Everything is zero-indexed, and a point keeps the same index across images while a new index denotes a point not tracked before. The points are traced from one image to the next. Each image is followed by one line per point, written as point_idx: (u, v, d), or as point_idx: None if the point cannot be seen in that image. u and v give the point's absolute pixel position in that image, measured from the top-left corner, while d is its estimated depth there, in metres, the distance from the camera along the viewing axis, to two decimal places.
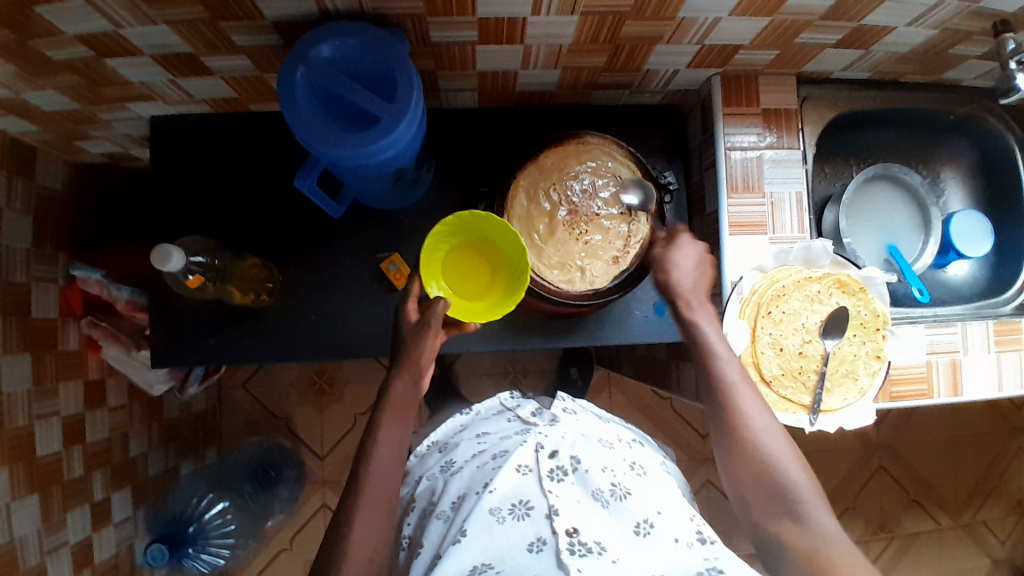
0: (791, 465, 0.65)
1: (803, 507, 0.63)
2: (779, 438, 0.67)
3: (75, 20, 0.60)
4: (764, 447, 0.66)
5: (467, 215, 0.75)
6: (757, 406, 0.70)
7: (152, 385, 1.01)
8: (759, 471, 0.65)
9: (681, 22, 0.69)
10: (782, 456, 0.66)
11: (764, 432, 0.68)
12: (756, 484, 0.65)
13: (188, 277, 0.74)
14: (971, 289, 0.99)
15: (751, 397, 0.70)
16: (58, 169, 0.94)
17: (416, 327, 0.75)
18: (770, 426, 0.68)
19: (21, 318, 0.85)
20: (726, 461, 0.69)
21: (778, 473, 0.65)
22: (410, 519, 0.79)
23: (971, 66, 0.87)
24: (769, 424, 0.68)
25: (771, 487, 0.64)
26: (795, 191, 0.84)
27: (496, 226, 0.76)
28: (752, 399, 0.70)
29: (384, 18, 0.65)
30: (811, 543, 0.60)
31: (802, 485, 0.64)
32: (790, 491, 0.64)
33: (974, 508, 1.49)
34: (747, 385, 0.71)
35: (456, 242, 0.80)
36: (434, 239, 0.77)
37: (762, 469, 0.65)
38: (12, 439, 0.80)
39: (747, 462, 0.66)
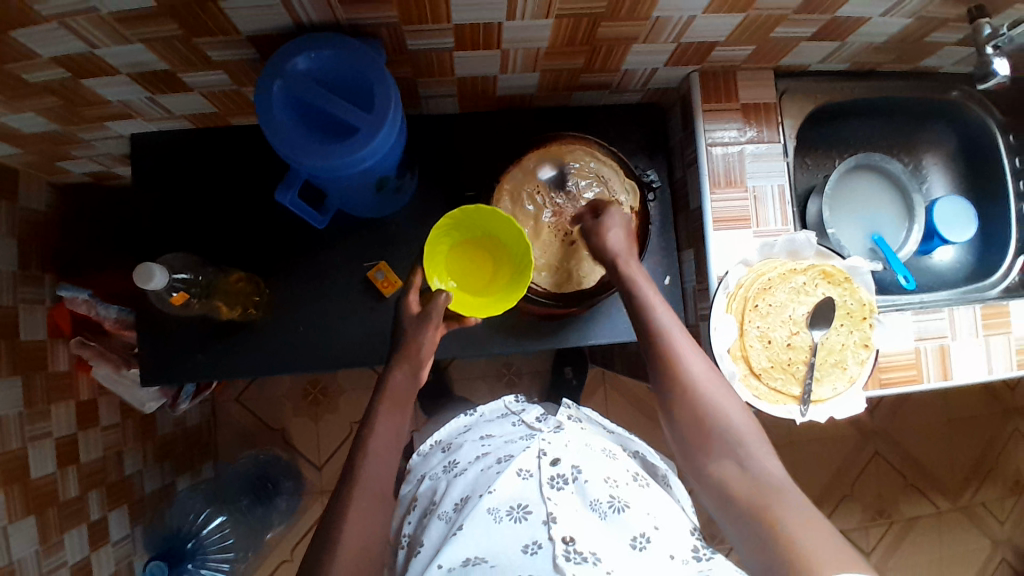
0: (734, 413, 0.65)
1: (746, 449, 0.62)
2: (721, 387, 0.67)
3: (50, 42, 0.60)
4: (708, 396, 0.66)
5: (471, 210, 0.75)
6: (699, 359, 0.69)
7: (144, 403, 1.00)
8: (703, 419, 0.65)
9: (655, 21, 0.69)
10: (724, 404, 0.65)
11: (707, 383, 0.67)
12: (699, 432, 0.65)
13: (171, 293, 0.75)
14: (957, 274, 1.00)
15: (694, 351, 0.69)
16: (41, 190, 0.94)
17: (419, 319, 0.76)
18: (712, 376, 0.68)
19: (9, 341, 0.85)
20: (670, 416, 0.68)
21: (721, 420, 0.64)
22: (411, 517, 0.80)
23: (948, 53, 0.88)
24: (711, 375, 0.68)
25: (715, 434, 0.64)
26: (777, 184, 0.85)
27: (501, 221, 0.76)
28: (695, 353, 0.69)
29: (359, 28, 0.65)
30: (751, 483, 0.59)
31: (746, 430, 0.64)
32: (733, 436, 0.63)
33: (972, 490, 1.50)
34: (688, 339, 0.70)
35: (459, 236, 0.80)
36: (438, 233, 0.76)
37: (706, 419, 0.65)
38: (6, 462, 0.80)
39: (691, 413, 0.66)
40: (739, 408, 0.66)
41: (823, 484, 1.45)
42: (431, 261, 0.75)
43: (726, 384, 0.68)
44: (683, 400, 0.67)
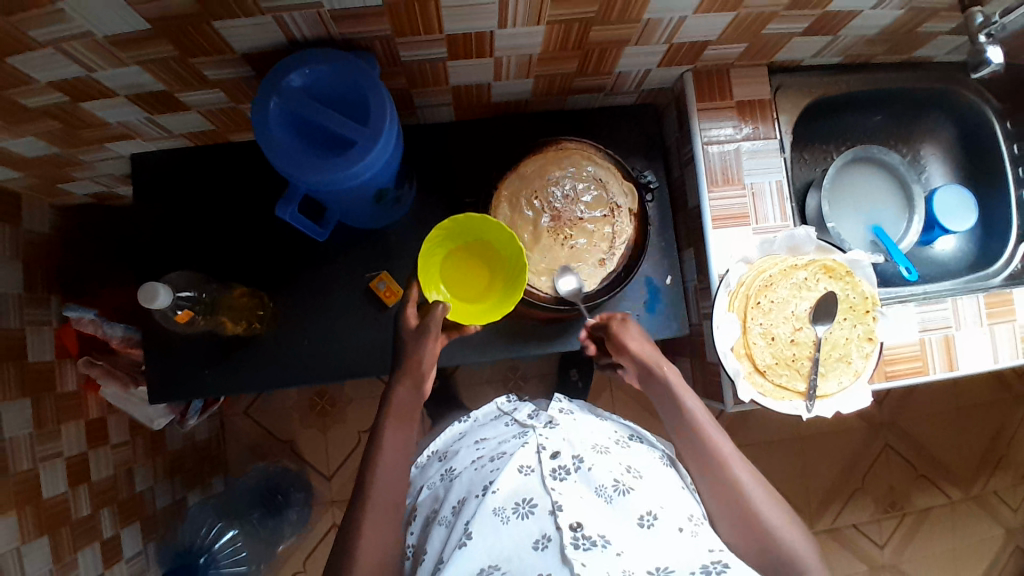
0: (795, 540, 0.66)
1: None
2: (781, 511, 0.67)
3: (48, 67, 0.61)
4: (768, 523, 0.66)
5: (461, 218, 0.77)
6: (757, 481, 0.68)
7: (152, 420, 1.02)
8: (766, 551, 0.66)
9: (647, 23, 0.69)
10: (788, 535, 0.66)
11: (764, 505, 0.67)
12: (762, 563, 0.66)
13: (176, 311, 0.75)
14: (960, 263, 0.99)
15: (744, 468, 0.69)
16: (44, 213, 0.95)
17: (417, 332, 0.75)
18: (771, 499, 0.68)
19: (17, 363, 0.85)
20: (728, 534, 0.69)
21: (786, 553, 0.65)
22: (414, 527, 0.79)
23: (941, 43, 0.88)
24: (769, 498, 0.68)
25: (780, 564, 0.65)
26: (775, 181, 0.85)
27: (492, 228, 0.77)
28: (746, 471, 0.69)
29: (353, 42, 0.66)
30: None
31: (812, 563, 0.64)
32: (801, 573, 0.64)
33: (984, 479, 1.49)
34: (740, 457, 0.70)
35: (453, 245, 0.81)
36: (431, 244, 0.78)
37: (768, 546, 0.65)
38: (17, 483, 0.80)
39: (751, 537, 0.67)
40: (801, 536, 0.66)
41: (834, 478, 1.44)
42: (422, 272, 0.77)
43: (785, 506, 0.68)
44: (744, 528, 0.67)
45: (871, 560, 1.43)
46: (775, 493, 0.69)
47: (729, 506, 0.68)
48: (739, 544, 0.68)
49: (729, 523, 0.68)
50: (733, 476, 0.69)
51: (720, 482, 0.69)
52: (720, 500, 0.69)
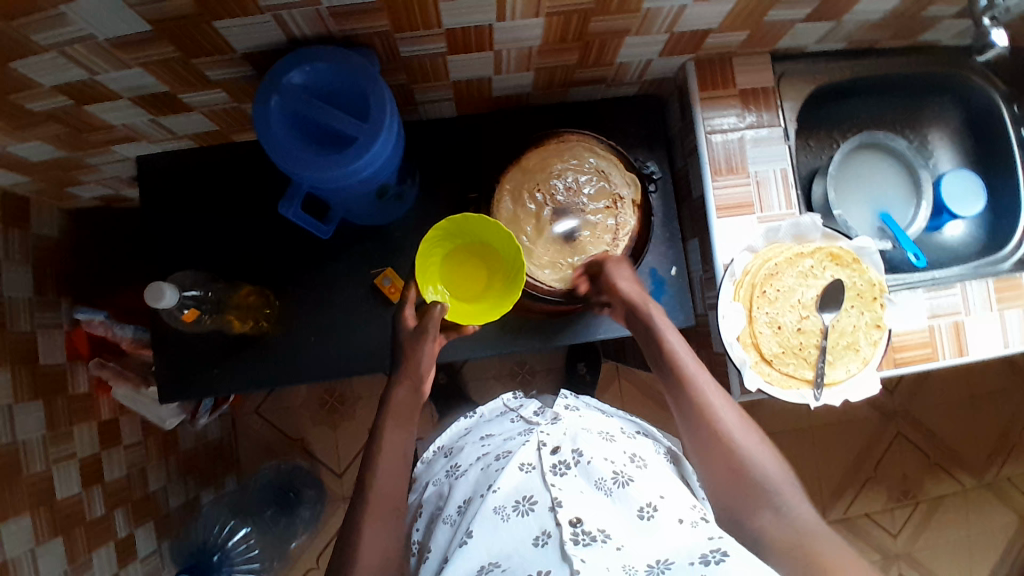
0: (765, 460, 0.66)
1: (783, 498, 0.64)
2: (753, 435, 0.68)
3: (51, 71, 0.62)
4: (739, 443, 0.67)
5: (459, 218, 0.77)
6: (729, 406, 0.70)
7: (164, 420, 1.02)
8: (737, 468, 0.66)
9: (646, 13, 0.69)
10: (758, 455, 0.66)
11: (736, 429, 0.68)
12: (731, 483, 0.66)
13: (182, 311, 0.76)
14: (969, 248, 0.98)
15: (719, 396, 0.70)
16: (52, 216, 0.96)
17: (415, 333, 0.74)
18: (743, 424, 0.69)
19: (29, 366, 0.87)
20: (698, 453, 0.69)
21: (754, 470, 0.65)
22: (419, 524, 0.80)
23: (947, 26, 0.86)
24: (741, 422, 0.69)
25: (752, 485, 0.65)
26: (779, 168, 0.84)
27: (491, 228, 0.77)
28: (719, 397, 0.70)
29: (351, 39, 0.66)
30: (788, 533, 0.61)
31: (780, 479, 0.65)
32: (768, 487, 0.64)
33: (997, 466, 1.48)
34: (714, 385, 0.71)
35: (452, 245, 0.81)
36: (428, 245, 0.78)
37: (739, 464, 0.66)
38: (32, 485, 0.81)
39: (722, 457, 0.67)
40: (771, 455, 0.67)
41: (845, 468, 1.44)
42: (421, 271, 0.77)
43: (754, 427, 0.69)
44: (716, 448, 0.68)
45: (885, 550, 1.42)
46: (747, 420, 0.69)
47: (699, 426, 0.69)
48: (708, 465, 0.68)
49: (702, 446, 0.69)
50: (709, 400, 0.69)
51: (697, 408, 0.69)
52: (695, 426, 0.69)
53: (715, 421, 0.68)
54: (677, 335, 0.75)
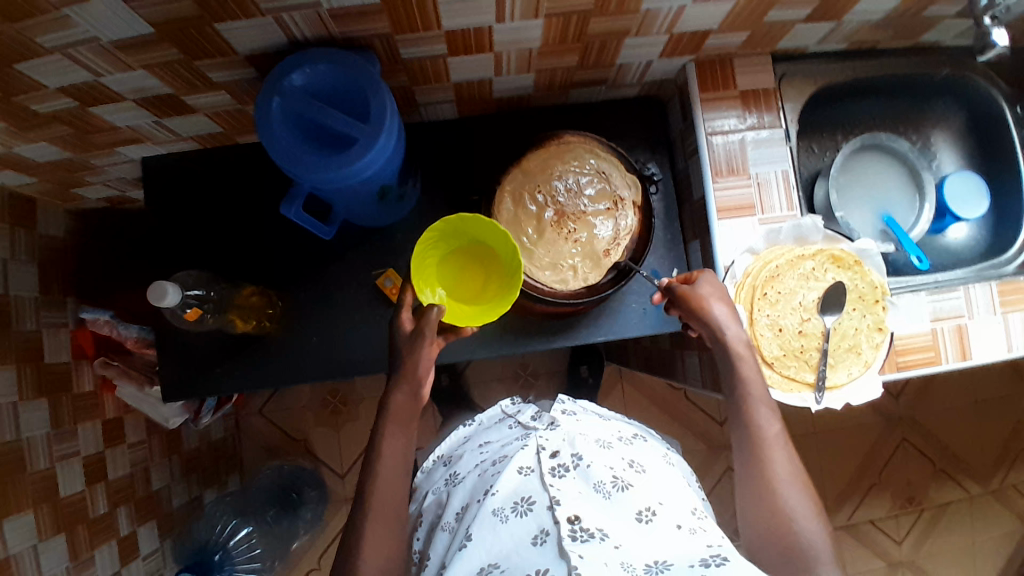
0: (808, 523, 0.65)
1: (819, 566, 0.63)
2: (803, 493, 0.66)
3: (57, 73, 0.62)
4: (786, 501, 0.65)
5: (455, 219, 0.77)
6: (791, 463, 0.68)
7: (167, 419, 1.03)
8: (778, 525, 0.65)
9: (645, 14, 0.69)
10: (803, 516, 0.65)
11: (787, 485, 0.66)
12: (770, 539, 0.65)
13: (184, 311, 0.76)
14: (971, 251, 0.98)
15: (782, 452, 0.69)
16: (58, 217, 0.97)
17: (411, 336, 0.73)
18: (797, 482, 0.67)
19: (34, 365, 0.87)
20: (746, 502, 0.68)
21: (793, 533, 0.64)
22: (420, 534, 0.80)
23: (948, 27, 0.86)
24: (797, 481, 0.67)
25: (789, 549, 0.64)
26: (781, 170, 0.84)
27: (486, 227, 0.77)
28: (785, 455, 0.69)
29: (352, 41, 0.67)
30: None
31: (819, 544, 0.64)
32: (805, 552, 0.63)
33: (1004, 472, 1.46)
34: (782, 438, 0.70)
35: (448, 247, 0.81)
36: (424, 247, 0.77)
37: (782, 521, 0.65)
38: (35, 482, 0.82)
39: (766, 510, 0.66)
40: (816, 518, 0.65)
41: (850, 473, 1.43)
42: (419, 273, 0.76)
43: (810, 489, 0.67)
44: (764, 503, 0.66)
45: (888, 556, 1.41)
46: (801, 476, 0.68)
47: (756, 478, 0.68)
48: (753, 517, 0.67)
49: (751, 495, 0.68)
50: (769, 453, 0.69)
51: (756, 457, 0.69)
52: (750, 474, 0.69)
53: (770, 474, 0.67)
54: (756, 375, 0.73)
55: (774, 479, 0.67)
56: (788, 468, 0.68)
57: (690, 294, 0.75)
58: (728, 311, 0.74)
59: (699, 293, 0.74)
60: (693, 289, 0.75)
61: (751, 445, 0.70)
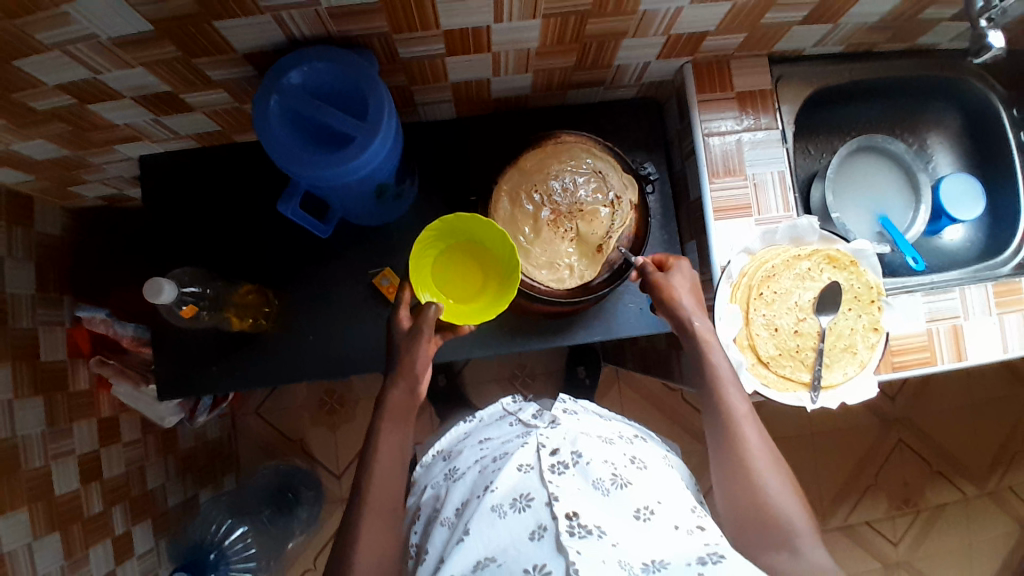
0: (785, 498, 0.65)
1: (798, 538, 0.63)
2: (776, 469, 0.67)
3: (56, 70, 0.63)
4: (759, 476, 0.66)
5: (452, 218, 0.77)
6: (762, 441, 0.69)
7: (163, 417, 1.04)
8: (756, 504, 0.65)
9: (642, 15, 0.70)
10: (777, 490, 0.65)
11: (759, 462, 0.67)
12: (747, 516, 0.65)
13: (180, 307, 0.76)
14: (967, 252, 0.98)
15: (753, 430, 0.69)
16: (56, 215, 0.97)
17: (409, 334, 0.73)
18: (771, 459, 0.68)
19: (29, 363, 0.87)
20: (723, 482, 0.68)
21: (772, 509, 0.64)
22: (417, 527, 0.79)
23: (944, 29, 0.87)
24: (770, 458, 0.68)
25: (768, 525, 0.64)
26: (777, 171, 0.85)
27: (482, 226, 0.77)
28: (756, 432, 0.69)
29: (350, 40, 0.67)
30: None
31: (796, 518, 0.64)
32: (784, 527, 0.63)
33: (999, 474, 1.46)
34: (752, 416, 0.70)
35: (446, 245, 0.81)
36: (422, 245, 0.78)
37: (757, 497, 0.65)
38: (30, 480, 0.82)
39: (740, 488, 0.66)
40: (791, 493, 0.66)
41: (847, 474, 1.43)
42: (416, 271, 0.77)
43: (783, 465, 0.68)
44: (739, 480, 0.67)
45: (885, 558, 1.41)
46: (773, 453, 0.68)
47: (729, 457, 0.68)
48: (729, 496, 0.67)
49: (726, 475, 0.68)
50: (739, 432, 0.69)
51: (728, 438, 0.69)
52: (722, 454, 0.69)
53: (742, 453, 0.68)
54: (723, 357, 0.73)
55: (749, 456, 0.67)
56: (759, 445, 0.68)
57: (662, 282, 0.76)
58: (696, 298, 0.76)
59: (669, 280, 0.76)
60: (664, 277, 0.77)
61: (722, 424, 0.70)
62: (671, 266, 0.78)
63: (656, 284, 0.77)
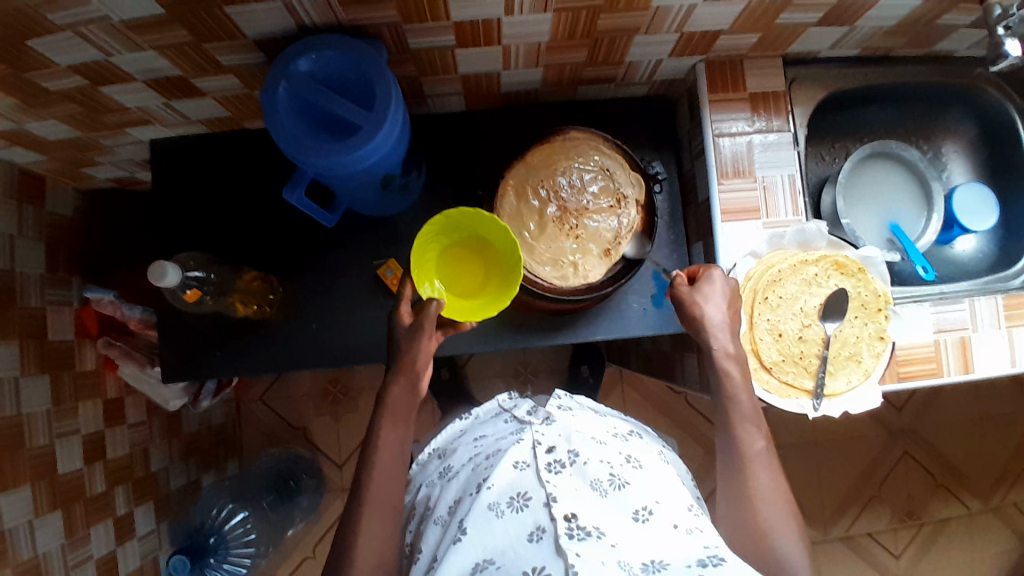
0: (790, 542, 0.65)
1: None
2: (784, 512, 0.66)
3: (67, 51, 0.63)
4: (767, 519, 0.65)
5: (454, 213, 0.77)
6: (775, 481, 0.68)
7: (168, 401, 1.03)
8: (762, 545, 0.64)
9: (655, 11, 0.69)
10: (782, 536, 0.65)
11: (768, 503, 0.66)
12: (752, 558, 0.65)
13: (183, 291, 0.77)
14: (979, 264, 0.97)
15: (768, 471, 0.69)
16: (67, 196, 0.98)
17: (411, 330, 0.73)
18: (780, 501, 0.67)
19: (36, 342, 0.88)
20: (729, 519, 0.68)
21: (775, 549, 0.64)
22: (411, 526, 0.79)
23: (962, 36, 0.85)
24: (780, 499, 0.67)
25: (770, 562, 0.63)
26: (788, 174, 0.83)
27: (486, 222, 0.77)
28: (769, 471, 0.69)
29: (361, 29, 0.67)
30: None
31: (796, 561, 0.63)
32: (782, 568, 0.63)
33: (1005, 490, 1.44)
34: (767, 455, 0.70)
35: (449, 241, 0.81)
36: (424, 240, 0.78)
37: (761, 537, 0.65)
38: (33, 457, 0.83)
39: (747, 527, 0.66)
40: (797, 539, 0.65)
41: (850, 484, 1.41)
42: (419, 266, 0.76)
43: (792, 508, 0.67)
44: (746, 518, 0.66)
45: (886, 570, 1.40)
46: (783, 495, 0.68)
47: (738, 493, 0.68)
48: (735, 533, 0.67)
49: (732, 511, 0.68)
50: (752, 469, 0.69)
51: (739, 472, 0.69)
52: (732, 492, 0.69)
53: (752, 491, 0.67)
54: (747, 392, 0.73)
55: (757, 494, 0.67)
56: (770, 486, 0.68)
57: (690, 299, 0.75)
58: (727, 316, 0.74)
59: (696, 297, 0.75)
60: (690, 292, 0.75)
61: (737, 459, 0.70)
62: (701, 277, 0.76)
63: (680, 296, 0.76)
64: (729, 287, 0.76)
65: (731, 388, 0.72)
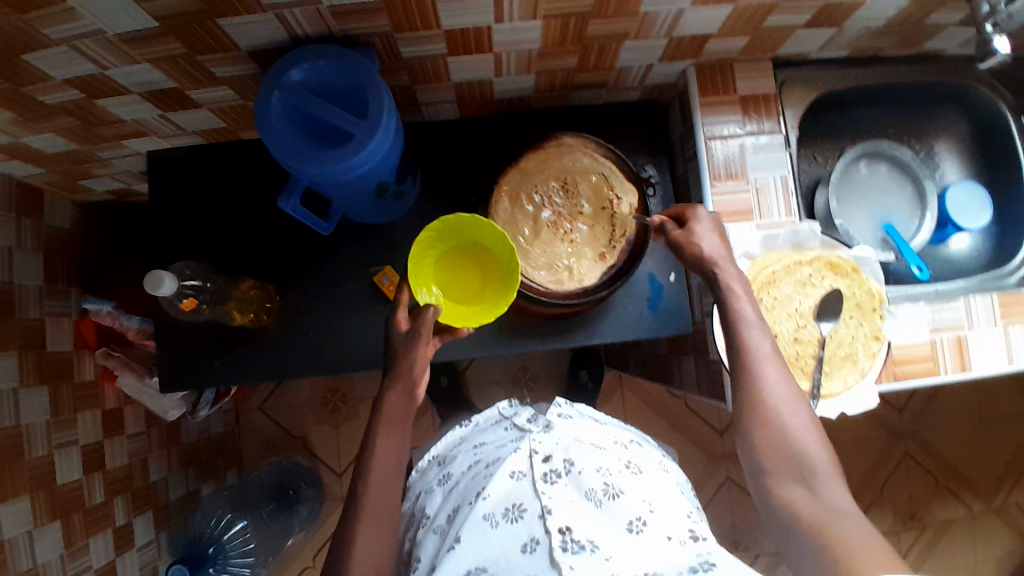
0: (804, 436, 0.63)
1: (816, 475, 0.61)
2: (797, 409, 0.64)
3: (62, 65, 0.64)
4: (779, 417, 0.64)
5: (451, 219, 0.77)
6: (784, 381, 0.66)
7: (167, 411, 1.04)
8: (774, 445, 0.63)
9: (645, 16, 0.69)
10: (795, 431, 0.63)
11: (779, 402, 0.65)
12: (767, 457, 0.63)
13: (182, 300, 0.77)
14: (975, 262, 0.97)
15: (777, 373, 0.67)
16: (66, 208, 0.99)
17: (408, 336, 0.73)
18: (792, 398, 0.65)
19: (36, 353, 0.89)
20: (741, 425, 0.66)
21: (789, 445, 0.62)
22: (410, 534, 0.80)
23: (951, 34, 0.86)
24: (792, 397, 0.65)
25: (783, 459, 0.62)
26: (779, 176, 0.84)
27: (483, 227, 0.77)
28: (778, 371, 0.67)
29: (353, 39, 0.68)
30: (818, 511, 0.59)
31: (817, 453, 0.62)
32: (801, 463, 0.62)
33: (1006, 490, 1.44)
34: (775, 356, 0.68)
35: (445, 248, 0.81)
36: (422, 247, 0.78)
37: (772, 438, 0.63)
38: (32, 468, 0.83)
39: (759, 428, 0.64)
40: (813, 433, 0.63)
41: (851, 486, 1.41)
42: (416, 272, 0.76)
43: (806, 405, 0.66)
44: (758, 420, 0.65)
45: None
46: (795, 392, 0.66)
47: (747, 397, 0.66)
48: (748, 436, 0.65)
49: (743, 420, 0.66)
50: (759, 371, 0.67)
51: (747, 376, 0.67)
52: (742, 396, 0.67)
53: (762, 392, 0.65)
54: (750, 301, 0.71)
55: (767, 395, 0.65)
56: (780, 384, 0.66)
57: (684, 237, 0.75)
58: (719, 243, 0.74)
59: (688, 238, 0.75)
60: (682, 233, 0.76)
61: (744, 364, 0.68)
62: (689, 219, 0.76)
63: (673, 239, 0.76)
64: (715, 223, 0.76)
65: (730, 300, 0.71)
